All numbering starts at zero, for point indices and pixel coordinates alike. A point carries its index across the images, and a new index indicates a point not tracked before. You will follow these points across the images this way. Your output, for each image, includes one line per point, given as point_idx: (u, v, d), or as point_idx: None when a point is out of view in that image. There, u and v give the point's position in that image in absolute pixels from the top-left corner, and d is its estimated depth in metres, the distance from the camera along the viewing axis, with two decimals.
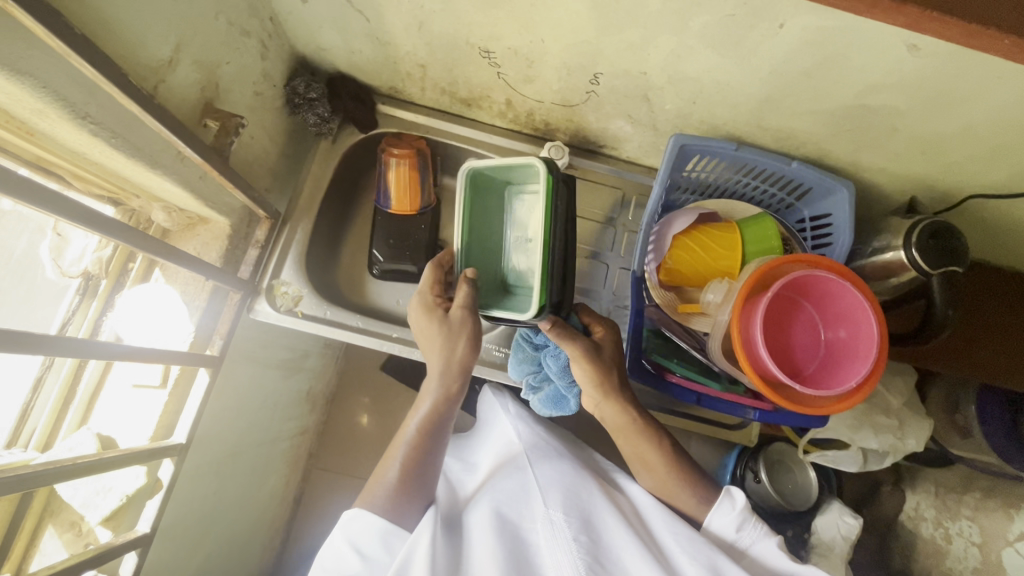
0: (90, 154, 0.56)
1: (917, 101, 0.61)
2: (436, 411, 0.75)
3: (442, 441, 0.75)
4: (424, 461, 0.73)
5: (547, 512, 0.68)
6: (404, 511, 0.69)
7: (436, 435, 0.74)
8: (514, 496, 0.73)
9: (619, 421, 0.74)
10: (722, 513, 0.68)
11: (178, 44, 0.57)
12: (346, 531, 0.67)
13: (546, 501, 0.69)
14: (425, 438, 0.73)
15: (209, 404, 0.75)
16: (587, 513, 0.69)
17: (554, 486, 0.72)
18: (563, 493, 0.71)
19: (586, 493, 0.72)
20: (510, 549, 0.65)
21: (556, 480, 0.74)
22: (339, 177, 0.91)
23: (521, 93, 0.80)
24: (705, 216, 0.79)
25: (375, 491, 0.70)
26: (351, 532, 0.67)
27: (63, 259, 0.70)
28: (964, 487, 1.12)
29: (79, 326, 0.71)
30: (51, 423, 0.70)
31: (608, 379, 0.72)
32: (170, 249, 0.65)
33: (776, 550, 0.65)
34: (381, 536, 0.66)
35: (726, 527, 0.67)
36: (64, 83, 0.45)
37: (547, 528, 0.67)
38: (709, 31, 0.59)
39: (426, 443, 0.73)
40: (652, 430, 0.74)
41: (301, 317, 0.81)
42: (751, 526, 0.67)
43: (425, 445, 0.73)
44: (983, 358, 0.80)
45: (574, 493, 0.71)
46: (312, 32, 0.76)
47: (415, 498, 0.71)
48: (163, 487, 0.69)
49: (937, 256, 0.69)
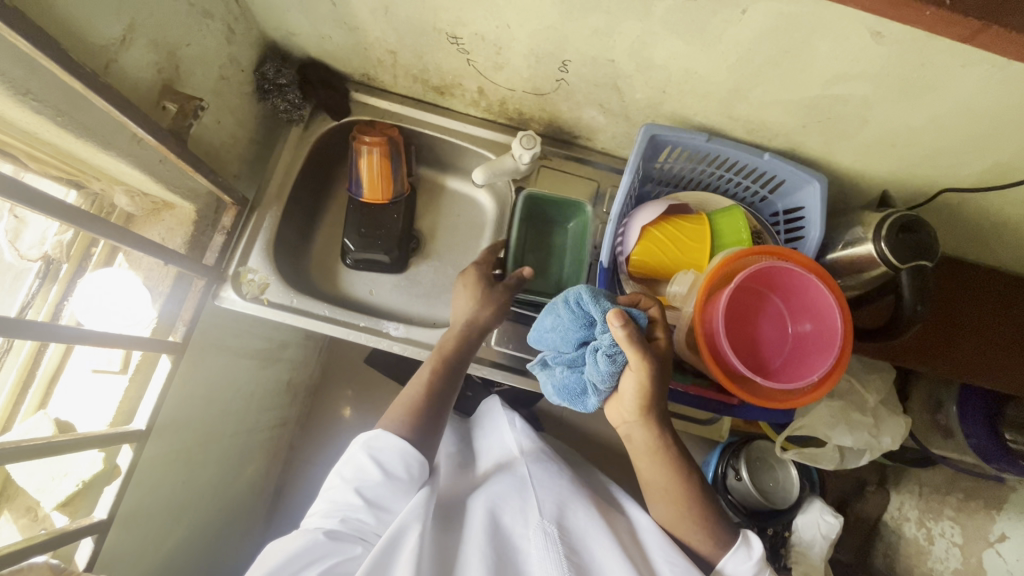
0: (41, 134, 0.55)
1: (883, 91, 0.60)
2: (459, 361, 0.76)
3: (454, 394, 0.75)
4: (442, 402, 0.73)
5: (542, 523, 0.65)
6: (420, 442, 0.70)
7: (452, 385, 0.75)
8: (509, 502, 0.70)
9: (645, 440, 0.67)
10: (738, 559, 0.65)
11: (132, 23, 0.56)
12: (367, 443, 0.68)
13: (541, 514, 0.67)
14: (446, 381, 0.74)
15: (171, 392, 0.74)
16: (577, 529, 0.66)
17: (550, 500, 0.70)
18: (557, 508, 0.69)
19: (582, 510, 0.69)
20: (496, 555, 0.62)
21: (553, 494, 0.71)
22: (312, 165, 0.90)
23: (492, 81, 0.79)
24: (675, 207, 0.77)
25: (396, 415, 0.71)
26: (373, 444, 0.67)
27: (21, 242, 0.70)
28: (947, 488, 1.11)
29: (39, 310, 0.69)
30: (9, 407, 0.69)
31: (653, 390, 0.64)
32: (130, 235, 0.63)
33: None
34: (403, 457, 0.67)
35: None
36: (1, 58, 0.44)
37: (539, 538, 0.64)
38: (671, 17, 0.58)
39: (442, 389, 0.74)
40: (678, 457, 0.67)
41: (268, 304, 0.80)
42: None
43: (441, 391, 0.74)
44: (960, 356, 0.78)
45: (570, 510, 0.69)
46: (280, 16, 0.75)
47: (429, 437, 0.71)
48: (121, 473, 0.69)
49: (906, 250, 0.68)
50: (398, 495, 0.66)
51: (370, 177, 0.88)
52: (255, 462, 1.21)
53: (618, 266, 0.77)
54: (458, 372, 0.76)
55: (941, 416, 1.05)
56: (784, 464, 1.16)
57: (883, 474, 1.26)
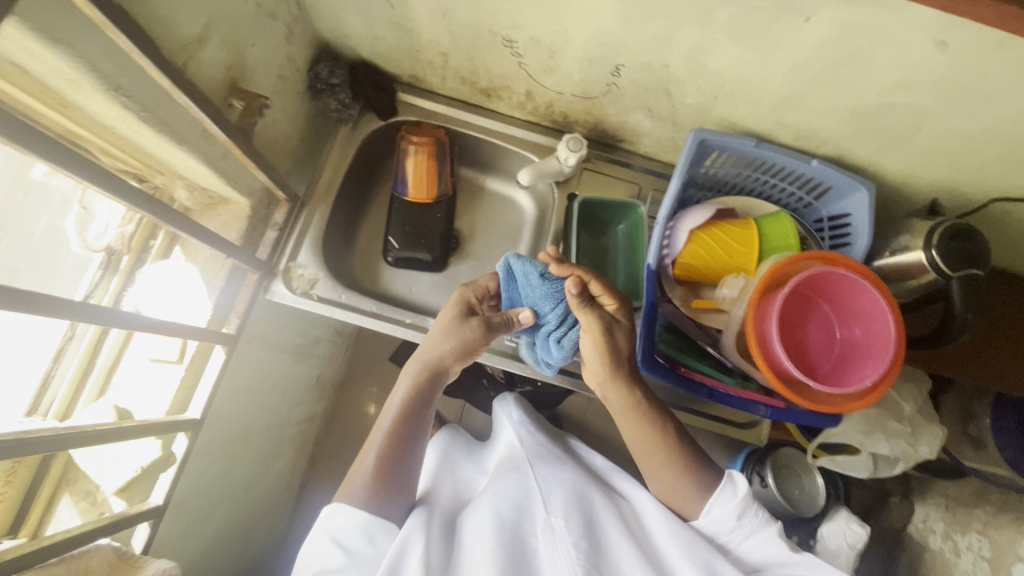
0: (120, 129, 0.57)
1: (942, 99, 0.61)
2: (416, 393, 0.71)
3: (421, 434, 0.70)
4: (406, 446, 0.68)
5: (547, 519, 0.65)
6: (385, 495, 0.64)
7: (412, 424, 0.69)
8: (516, 499, 0.69)
9: (617, 398, 0.72)
10: (723, 500, 0.66)
11: (208, 23, 0.58)
12: (327, 526, 0.62)
13: (547, 509, 0.66)
14: (404, 421, 0.69)
15: (223, 384, 0.76)
16: (589, 522, 0.66)
17: (555, 489, 0.70)
18: (564, 499, 0.68)
19: (587, 501, 0.70)
20: (511, 551, 0.61)
21: (557, 487, 0.71)
22: (358, 164, 0.91)
23: (541, 84, 0.80)
24: (722, 212, 0.78)
25: (352, 483, 0.65)
26: (331, 525, 0.62)
27: (88, 233, 0.71)
28: (975, 500, 1.09)
29: (101, 299, 0.72)
30: (71, 394, 0.70)
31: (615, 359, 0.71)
32: (194, 226, 0.63)
33: (775, 538, 0.64)
34: (363, 528, 0.61)
35: (726, 515, 0.65)
36: (98, 54, 0.46)
37: (546, 535, 0.64)
38: (733, 23, 0.59)
39: (404, 431, 0.68)
40: (654, 410, 0.72)
41: (317, 299, 0.81)
42: (753, 511, 0.65)
43: (403, 438, 0.68)
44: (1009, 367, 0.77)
45: (575, 500, 0.69)
46: (337, 18, 0.77)
47: (397, 490, 0.65)
48: (177, 461, 0.70)
49: (957, 258, 0.68)
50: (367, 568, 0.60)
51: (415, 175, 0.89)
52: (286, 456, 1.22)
53: (663, 269, 0.78)
54: (415, 411, 0.70)
55: (972, 426, 1.06)
56: (811, 473, 1.14)
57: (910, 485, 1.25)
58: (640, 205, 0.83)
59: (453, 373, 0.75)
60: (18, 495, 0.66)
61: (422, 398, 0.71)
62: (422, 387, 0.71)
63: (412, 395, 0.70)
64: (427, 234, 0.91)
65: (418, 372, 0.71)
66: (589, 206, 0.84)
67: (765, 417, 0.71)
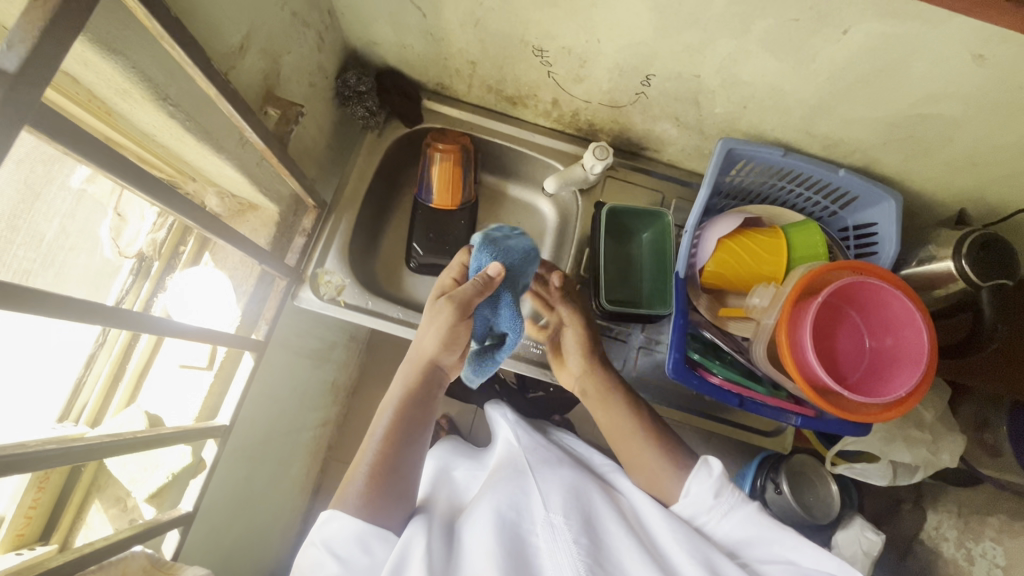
0: (161, 137, 0.57)
1: (976, 111, 0.61)
2: (410, 396, 0.69)
3: (415, 436, 0.68)
4: (400, 450, 0.66)
5: (547, 516, 0.62)
6: (380, 499, 0.63)
7: (406, 427, 0.68)
8: (514, 498, 0.66)
9: (594, 388, 0.76)
10: (699, 481, 0.65)
11: (249, 32, 0.58)
12: (321, 533, 0.60)
13: (546, 507, 0.64)
14: (398, 424, 0.67)
15: (251, 390, 0.76)
16: (591, 518, 0.64)
17: (553, 489, 0.68)
18: (564, 496, 0.66)
19: (588, 499, 0.67)
20: (511, 549, 0.59)
21: (555, 484, 0.69)
22: (383, 170, 0.92)
23: (569, 93, 0.81)
24: (749, 221, 0.79)
25: (346, 491, 0.63)
26: (327, 532, 0.60)
27: (121, 239, 0.72)
28: (989, 508, 1.09)
29: (131, 305, 0.72)
30: (101, 400, 0.71)
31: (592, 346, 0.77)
32: (231, 232, 0.60)
33: (754, 515, 0.62)
34: (358, 536, 0.59)
35: (703, 495, 0.64)
36: (150, 65, 0.46)
37: (546, 532, 0.61)
38: (769, 35, 0.59)
39: (397, 435, 0.67)
40: (629, 398, 0.75)
41: (344, 306, 0.81)
42: (729, 490, 0.64)
43: (397, 440, 0.67)
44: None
45: (574, 495, 0.66)
46: (367, 26, 0.78)
47: (392, 494, 0.64)
48: (207, 467, 0.70)
49: (988, 268, 0.68)
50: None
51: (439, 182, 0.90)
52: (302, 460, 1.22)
53: (691, 277, 0.79)
54: (409, 413, 0.68)
55: (987, 436, 1.05)
56: (826, 480, 1.12)
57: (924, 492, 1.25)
58: (667, 213, 0.84)
59: (450, 369, 0.73)
60: (48, 507, 0.66)
61: (415, 399, 0.69)
62: (415, 390, 0.69)
63: (407, 397, 0.69)
64: (451, 240, 0.92)
65: (410, 376, 0.71)
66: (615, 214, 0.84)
67: (794, 426, 0.71)
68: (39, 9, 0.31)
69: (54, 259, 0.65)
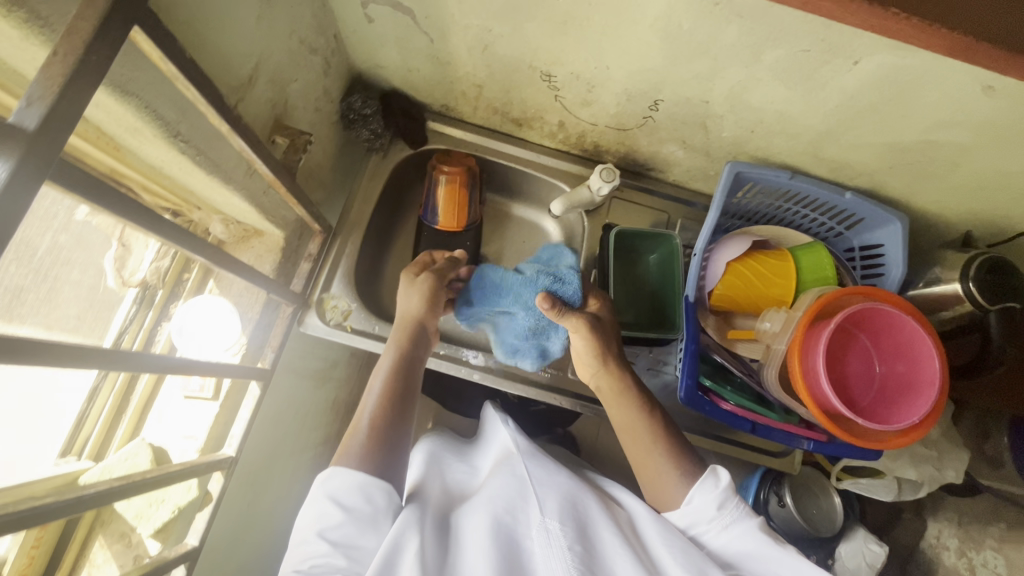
0: (168, 169, 0.56)
1: (983, 139, 0.62)
2: (403, 358, 0.71)
3: (412, 394, 0.70)
4: (399, 406, 0.67)
5: (542, 520, 0.58)
6: (382, 448, 0.62)
7: (404, 379, 0.70)
8: (509, 501, 0.62)
9: (608, 390, 0.72)
10: (704, 490, 0.60)
11: (258, 63, 0.58)
12: (324, 489, 0.58)
13: (542, 510, 0.59)
14: (397, 377, 0.69)
15: (257, 420, 0.74)
16: (583, 523, 0.59)
17: (552, 496, 0.62)
18: (559, 501, 0.62)
19: (586, 507, 0.62)
20: (503, 555, 0.55)
21: (551, 486, 0.64)
22: (387, 192, 0.91)
23: (575, 116, 0.81)
24: (756, 243, 0.79)
25: (346, 450, 0.62)
26: (330, 485, 0.58)
27: (125, 268, 0.71)
28: (989, 518, 1.09)
29: (134, 335, 0.71)
30: (103, 434, 0.69)
31: (608, 347, 0.72)
32: (233, 261, 0.58)
33: (758, 533, 0.57)
34: (359, 485, 0.58)
35: (706, 506, 0.59)
36: (163, 103, 0.45)
37: (541, 536, 0.57)
38: (780, 65, 0.60)
39: (396, 391, 0.68)
40: (643, 400, 0.70)
41: (351, 331, 0.80)
42: (732, 502, 0.59)
43: (394, 396, 0.68)
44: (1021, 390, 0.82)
45: (569, 501, 0.62)
46: (373, 50, 0.77)
47: (393, 449, 0.63)
48: (214, 500, 0.68)
49: (993, 291, 0.70)
50: (365, 526, 0.56)
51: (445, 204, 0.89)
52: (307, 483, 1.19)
53: (699, 299, 0.78)
54: (406, 367, 0.71)
55: (987, 446, 1.06)
56: (829, 492, 1.11)
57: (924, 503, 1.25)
58: (674, 236, 0.84)
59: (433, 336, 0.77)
60: (45, 554, 0.65)
61: (410, 353, 0.72)
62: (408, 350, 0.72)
63: (399, 358, 0.71)
64: None
65: (398, 343, 0.72)
66: (624, 237, 0.84)
67: (805, 450, 0.71)
68: (59, 65, 0.31)
69: (48, 277, 0.63)
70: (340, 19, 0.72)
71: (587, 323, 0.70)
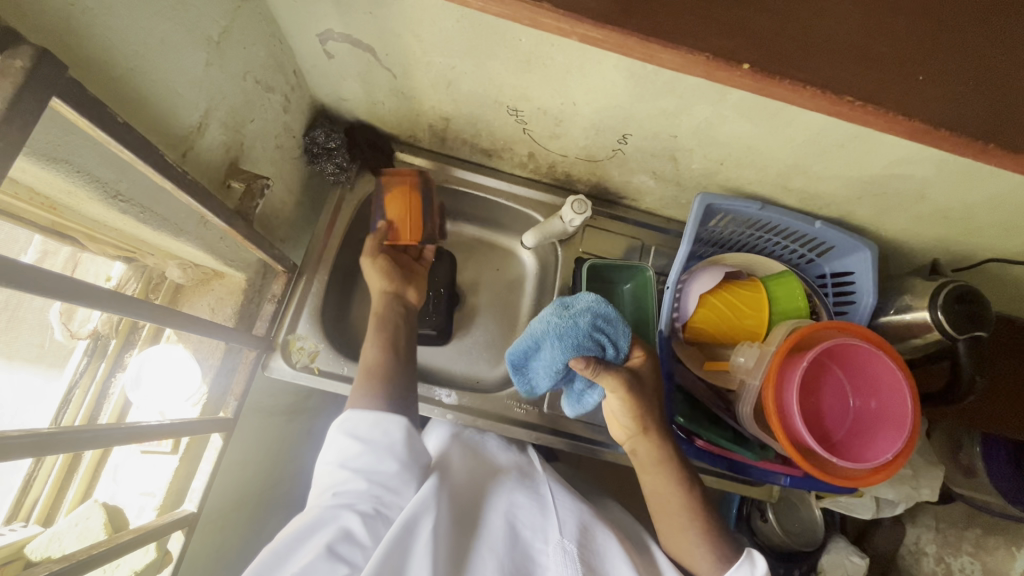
0: (112, 224, 0.53)
1: (945, 173, 0.62)
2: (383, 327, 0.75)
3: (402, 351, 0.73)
4: (392, 365, 0.71)
5: (561, 541, 0.59)
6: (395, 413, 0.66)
7: (397, 381, 0.70)
8: (530, 517, 0.63)
9: (646, 455, 0.64)
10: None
11: (208, 109, 0.55)
12: (345, 425, 0.63)
13: (561, 532, 0.60)
14: (390, 383, 0.69)
15: (220, 470, 0.72)
16: (599, 549, 0.60)
17: (571, 517, 0.63)
18: (579, 526, 0.62)
19: (604, 533, 0.62)
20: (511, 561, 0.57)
21: (574, 510, 0.64)
22: (355, 225, 0.89)
23: (545, 148, 0.79)
24: (729, 274, 0.79)
25: (355, 397, 0.68)
26: (347, 424, 0.63)
27: (72, 321, 0.67)
28: (965, 523, 1.10)
29: (86, 388, 0.68)
30: (54, 495, 0.66)
31: (648, 414, 0.64)
32: (181, 314, 0.55)
33: None
34: (376, 421, 0.63)
35: None
36: (98, 165, 0.43)
37: (557, 555, 0.58)
38: (744, 104, 0.59)
39: (388, 351, 0.72)
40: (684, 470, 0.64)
41: (318, 373, 0.78)
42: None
43: (387, 353, 0.72)
44: (991, 409, 0.83)
45: (589, 528, 0.62)
46: (335, 84, 0.75)
47: (402, 397, 0.69)
48: (173, 559, 0.66)
49: (963, 320, 0.70)
50: (383, 455, 0.61)
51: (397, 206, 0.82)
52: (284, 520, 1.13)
53: (673, 332, 0.77)
54: (399, 366, 0.72)
55: (961, 455, 1.06)
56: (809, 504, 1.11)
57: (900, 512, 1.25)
58: (647, 267, 0.83)
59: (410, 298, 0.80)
60: None
61: (398, 355, 0.73)
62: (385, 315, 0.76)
63: (379, 325, 0.75)
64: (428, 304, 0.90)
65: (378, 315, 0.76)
66: (597, 270, 0.83)
67: (782, 484, 0.71)
68: None
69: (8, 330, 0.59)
70: (298, 55, 0.70)
71: (624, 381, 0.62)
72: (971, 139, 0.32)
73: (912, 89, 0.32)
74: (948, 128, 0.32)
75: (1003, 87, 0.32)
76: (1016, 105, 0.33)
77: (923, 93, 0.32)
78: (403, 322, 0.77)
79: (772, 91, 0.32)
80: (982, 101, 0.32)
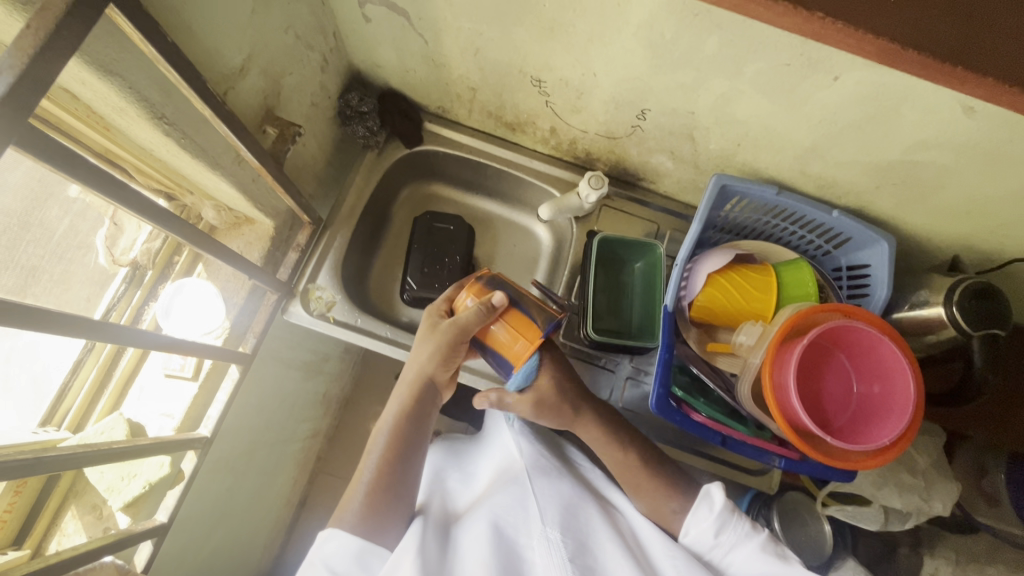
0: (157, 151, 0.58)
1: (966, 161, 0.61)
2: (402, 422, 0.68)
3: (414, 457, 0.68)
4: (402, 470, 0.66)
5: (543, 530, 0.61)
6: (381, 529, 0.62)
7: (394, 492, 0.65)
8: (510, 510, 0.65)
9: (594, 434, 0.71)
10: (701, 516, 0.63)
11: (250, 54, 0.61)
12: (321, 553, 0.60)
13: (542, 519, 0.62)
14: (387, 497, 0.64)
15: (236, 401, 0.76)
16: (582, 534, 0.63)
17: (552, 502, 0.65)
18: (560, 511, 0.64)
19: (586, 515, 0.65)
20: (502, 563, 0.59)
21: (554, 494, 0.67)
22: (379, 189, 0.93)
23: (567, 122, 0.81)
24: (741, 257, 0.79)
25: (345, 509, 0.64)
26: (325, 551, 0.60)
27: (116, 248, 0.74)
28: (987, 557, 1.02)
29: (121, 312, 0.73)
30: (85, 405, 0.71)
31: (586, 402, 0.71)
32: (211, 241, 0.60)
33: (759, 554, 0.60)
34: (356, 556, 0.59)
35: (707, 530, 0.62)
36: (146, 85, 0.48)
37: (542, 546, 0.60)
38: (761, 78, 0.60)
39: (399, 451, 0.67)
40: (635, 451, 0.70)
41: (333, 322, 0.81)
42: (731, 526, 0.62)
43: (396, 458, 0.66)
44: (1012, 423, 0.80)
45: (571, 512, 0.65)
46: (371, 50, 0.80)
47: (400, 487, 0.65)
48: (185, 479, 0.71)
49: (981, 316, 0.68)
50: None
51: (510, 320, 0.63)
52: (292, 476, 1.16)
53: (679, 310, 0.78)
54: (399, 468, 0.66)
55: (985, 482, 1.00)
56: (817, 516, 0.93)
57: (918, 534, 1.05)
58: (659, 245, 0.84)
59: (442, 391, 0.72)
60: (24, 509, 0.66)
61: (401, 457, 0.66)
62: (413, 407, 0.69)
63: (402, 416, 0.68)
64: (445, 273, 0.93)
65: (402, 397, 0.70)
66: (606, 246, 0.85)
67: (777, 467, 0.71)
68: (30, 37, 0.34)
69: (64, 254, 0.69)
70: (339, 18, 0.75)
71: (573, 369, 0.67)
72: (938, 61, 0.34)
73: (868, 25, 0.34)
74: (915, 48, 0.34)
75: (960, 35, 0.34)
76: (985, 42, 0.34)
77: (891, 17, 0.34)
78: (417, 426, 0.69)
79: (747, 9, 0.35)
80: (948, 45, 0.34)
